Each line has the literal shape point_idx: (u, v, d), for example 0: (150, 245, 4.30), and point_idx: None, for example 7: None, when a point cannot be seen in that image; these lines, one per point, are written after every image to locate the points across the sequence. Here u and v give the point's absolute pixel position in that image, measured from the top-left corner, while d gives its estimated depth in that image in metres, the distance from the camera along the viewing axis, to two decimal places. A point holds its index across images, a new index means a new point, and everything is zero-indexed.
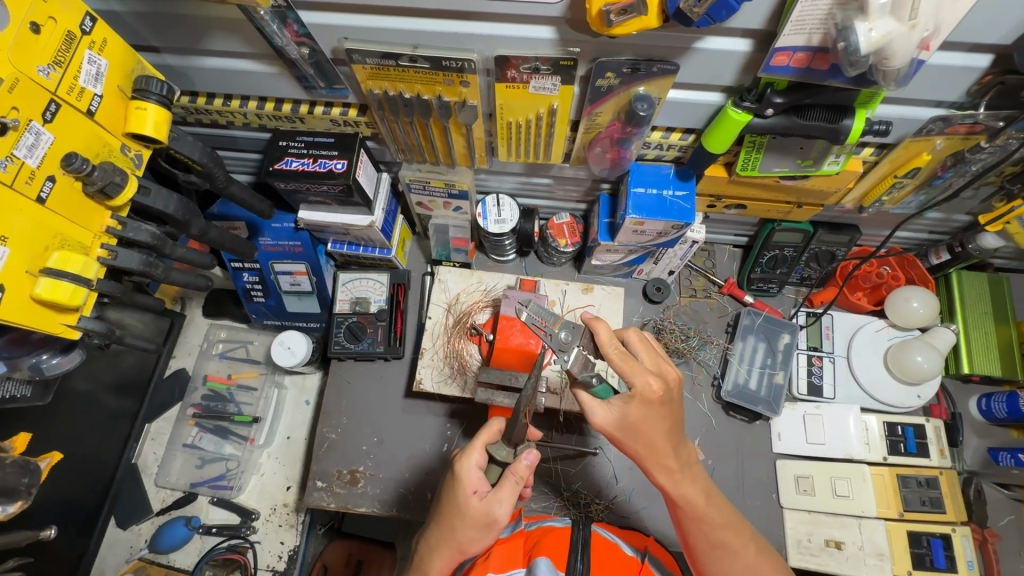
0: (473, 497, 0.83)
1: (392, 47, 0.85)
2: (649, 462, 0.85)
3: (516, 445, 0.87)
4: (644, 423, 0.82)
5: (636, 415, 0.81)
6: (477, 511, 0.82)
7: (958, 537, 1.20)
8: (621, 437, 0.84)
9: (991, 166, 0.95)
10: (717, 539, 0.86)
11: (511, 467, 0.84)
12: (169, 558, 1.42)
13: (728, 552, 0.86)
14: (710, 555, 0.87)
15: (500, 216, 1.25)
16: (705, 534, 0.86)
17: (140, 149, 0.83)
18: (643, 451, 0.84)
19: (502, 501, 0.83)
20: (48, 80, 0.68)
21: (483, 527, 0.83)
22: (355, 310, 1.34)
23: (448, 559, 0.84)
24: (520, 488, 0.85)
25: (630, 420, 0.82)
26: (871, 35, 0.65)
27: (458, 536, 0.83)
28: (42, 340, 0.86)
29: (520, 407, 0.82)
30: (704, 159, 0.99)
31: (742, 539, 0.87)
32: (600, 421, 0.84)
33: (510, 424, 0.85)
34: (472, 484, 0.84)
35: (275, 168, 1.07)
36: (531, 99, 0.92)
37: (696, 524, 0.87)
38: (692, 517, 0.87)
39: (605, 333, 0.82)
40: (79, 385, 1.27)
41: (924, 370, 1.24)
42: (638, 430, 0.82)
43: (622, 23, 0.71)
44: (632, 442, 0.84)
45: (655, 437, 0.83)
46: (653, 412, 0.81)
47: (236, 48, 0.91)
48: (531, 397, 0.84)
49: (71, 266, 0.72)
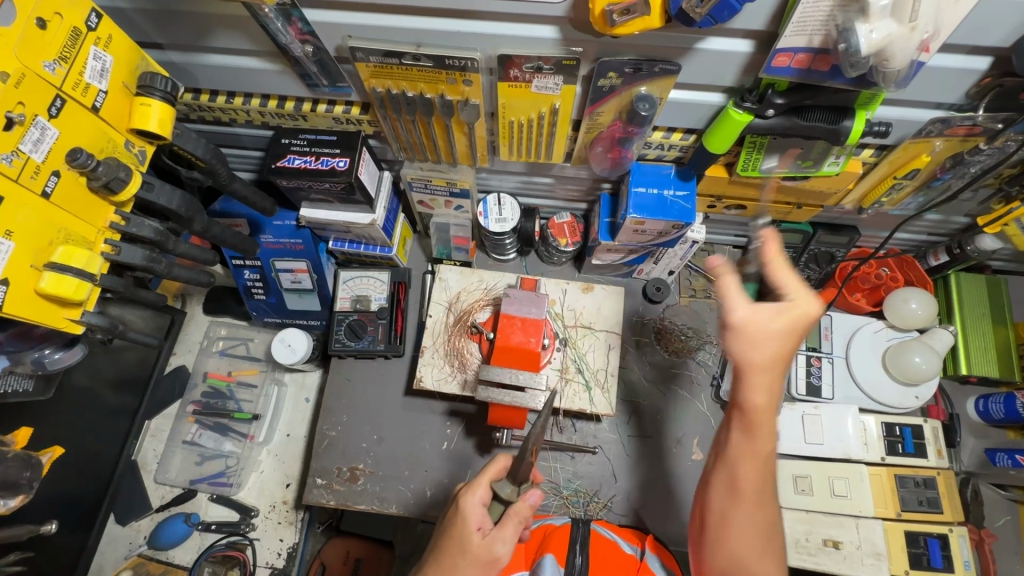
0: (477, 533, 0.82)
1: (396, 46, 0.85)
2: (744, 381, 0.77)
3: (521, 483, 0.86)
4: (772, 338, 0.75)
5: (779, 326, 0.75)
6: (480, 549, 0.81)
7: (955, 537, 1.20)
8: (744, 335, 0.76)
9: (989, 168, 0.95)
10: (752, 489, 0.79)
11: (515, 507, 0.84)
12: (168, 554, 1.42)
13: (757, 509, 0.79)
14: (737, 491, 0.80)
15: (501, 215, 1.26)
16: (747, 478, 0.79)
17: (144, 145, 0.83)
18: (752, 367, 0.76)
19: (504, 540, 0.82)
20: (54, 75, 0.69)
21: (485, 566, 0.81)
22: (356, 307, 1.34)
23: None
24: (520, 528, 0.85)
25: (771, 329, 0.75)
26: (871, 37, 0.66)
27: (460, 575, 0.80)
28: (45, 335, 0.87)
29: (528, 447, 0.81)
30: (705, 160, 0.99)
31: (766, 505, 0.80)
32: (735, 317, 0.76)
33: (517, 462, 0.84)
34: (476, 521, 0.83)
35: (277, 165, 1.08)
36: (534, 98, 0.92)
37: (743, 464, 0.79)
38: (750, 454, 0.79)
39: (775, 248, 0.77)
40: (80, 381, 1.27)
41: (921, 371, 1.24)
42: (759, 340, 0.75)
43: (624, 23, 0.71)
44: (752, 348, 0.76)
45: (763, 359, 0.76)
46: (789, 334, 0.75)
47: (241, 45, 0.91)
48: (538, 437, 0.81)
49: (75, 261, 0.73)
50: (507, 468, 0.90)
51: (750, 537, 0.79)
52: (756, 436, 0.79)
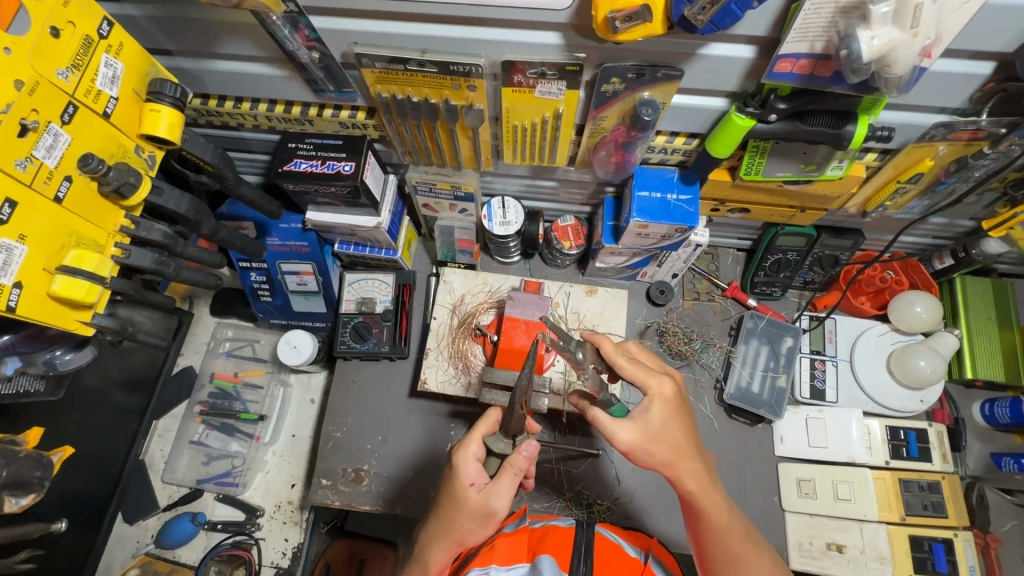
0: (471, 488, 0.84)
1: (401, 51, 0.86)
2: (670, 471, 0.86)
3: (514, 436, 0.89)
4: (664, 430, 0.84)
5: (658, 420, 0.84)
6: (475, 502, 0.83)
7: (960, 541, 1.20)
8: (647, 447, 0.83)
9: (994, 172, 0.95)
10: (739, 548, 0.86)
11: (510, 459, 0.85)
12: (175, 553, 1.44)
13: (750, 563, 0.86)
14: (729, 570, 0.86)
15: (505, 218, 1.26)
16: (725, 546, 0.87)
17: (153, 150, 0.84)
18: (670, 458, 0.85)
19: (499, 493, 0.83)
20: (67, 83, 0.70)
21: (482, 519, 0.83)
22: (361, 310, 1.36)
23: (447, 549, 0.85)
24: (518, 480, 0.85)
25: (654, 427, 0.83)
26: (873, 43, 0.66)
27: (457, 527, 0.84)
28: (56, 336, 0.88)
29: (516, 398, 0.84)
30: (708, 164, 1.00)
31: (757, 555, 0.87)
32: (622, 440, 0.83)
33: (506, 415, 0.86)
34: (469, 477, 0.85)
35: (284, 169, 1.09)
36: (537, 103, 0.93)
37: (715, 537, 0.87)
38: (715, 527, 0.87)
39: (611, 348, 0.87)
40: (89, 382, 1.29)
41: (927, 375, 1.24)
42: (656, 440, 0.84)
43: (627, 29, 0.71)
44: (659, 450, 0.84)
45: (671, 449, 0.84)
46: (666, 416, 0.84)
47: (248, 51, 0.93)
48: (526, 386, 0.84)
49: (86, 264, 0.74)
50: (500, 420, 0.90)
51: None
52: (706, 504, 0.87)
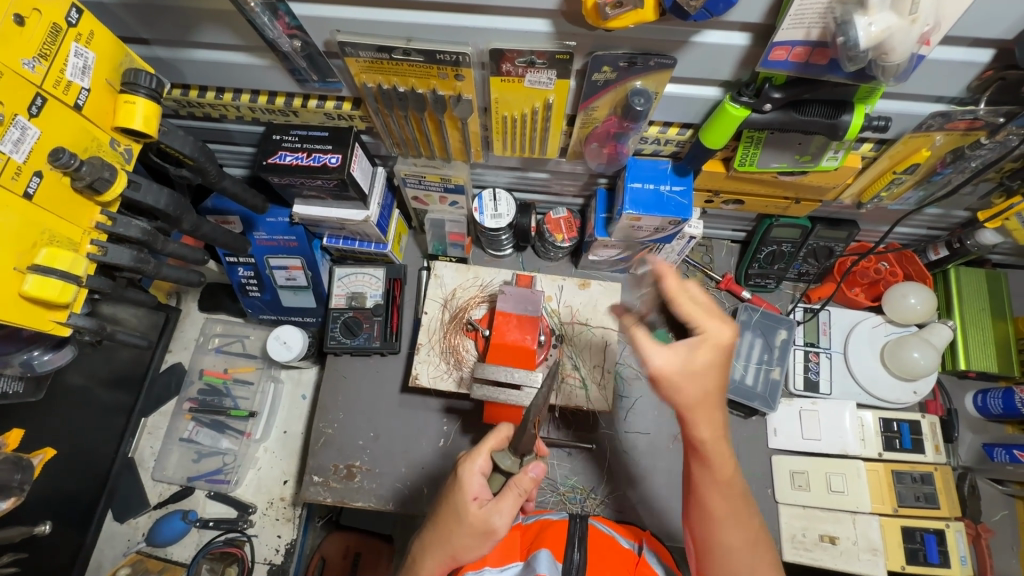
0: (474, 503, 0.82)
1: (385, 40, 0.84)
2: (687, 416, 0.81)
3: (522, 455, 0.85)
4: (699, 372, 0.80)
5: (701, 361, 0.80)
6: (476, 518, 0.81)
7: (951, 532, 1.19)
8: (681, 382, 0.80)
9: (990, 163, 0.94)
10: (725, 508, 0.82)
11: (515, 478, 0.83)
12: (167, 551, 1.42)
13: (733, 525, 0.82)
14: (705, 528, 0.83)
15: (497, 211, 1.24)
16: (717, 500, 0.82)
17: (130, 143, 0.82)
18: (696, 402, 0.80)
19: (502, 512, 0.82)
20: (33, 74, 0.67)
21: (481, 536, 0.81)
22: (351, 305, 1.34)
23: (440, 562, 0.83)
24: (521, 501, 0.84)
25: (695, 366, 0.79)
26: (870, 30, 0.64)
27: (454, 541, 0.82)
28: (33, 337, 0.86)
29: (530, 415, 0.81)
30: (701, 155, 0.98)
31: (740, 521, 0.82)
32: (657, 366, 0.81)
33: (518, 434, 0.83)
34: (473, 491, 0.83)
35: (268, 162, 1.06)
36: (527, 94, 0.91)
37: (712, 490, 0.82)
38: (716, 481, 0.82)
39: (674, 284, 0.82)
40: (74, 380, 1.27)
41: (920, 367, 1.24)
42: (690, 380, 0.80)
43: (618, 16, 0.69)
44: (690, 389, 0.80)
45: (699, 394, 0.80)
46: (712, 360, 0.80)
47: (228, 40, 0.90)
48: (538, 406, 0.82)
49: (59, 263, 0.71)
50: (509, 437, 0.88)
51: (742, 550, 0.81)
52: (716, 458, 0.82)
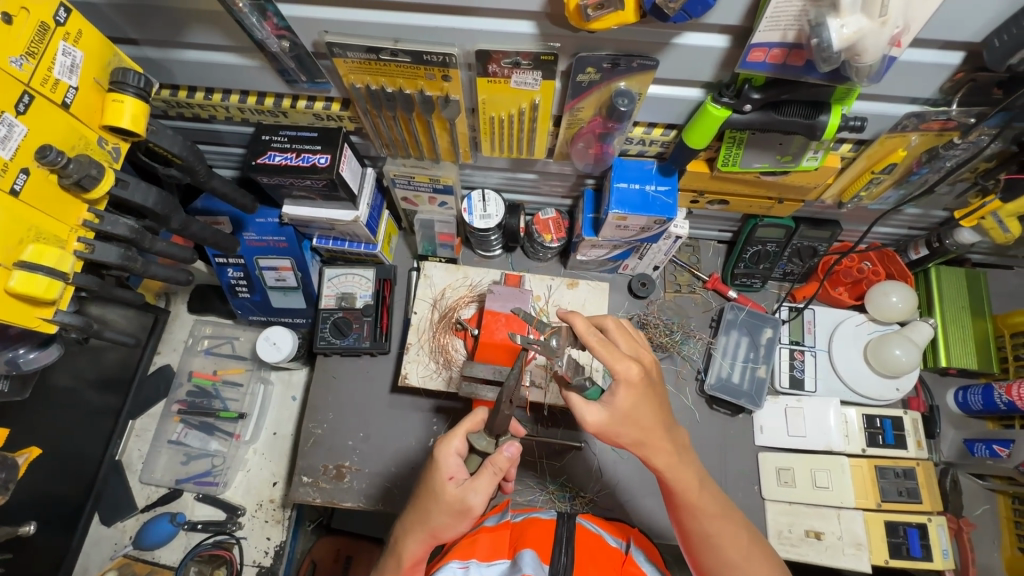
0: (450, 482, 0.83)
1: (373, 41, 0.85)
2: (646, 448, 0.85)
3: (498, 436, 0.87)
4: (633, 414, 0.82)
5: (626, 404, 0.81)
6: (453, 497, 0.82)
7: (934, 526, 1.21)
8: (616, 431, 0.82)
9: (964, 162, 0.97)
10: (714, 529, 0.87)
11: (491, 457, 0.84)
12: (154, 554, 1.41)
13: (725, 540, 0.87)
14: (708, 550, 0.88)
15: (486, 211, 1.26)
16: (701, 526, 0.88)
17: (117, 142, 0.82)
18: (647, 434, 0.84)
19: (478, 490, 0.82)
20: (21, 71, 0.68)
21: (457, 514, 0.83)
22: (341, 305, 1.34)
23: (420, 542, 0.84)
24: (498, 480, 0.84)
25: (621, 411, 0.81)
26: (842, 32, 0.66)
27: (431, 520, 0.83)
28: (20, 335, 0.86)
29: (502, 398, 0.83)
30: (686, 155, 1.00)
31: (735, 529, 0.88)
32: (594, 422, 0.82)
33: (492, 414, 0.86)
34: (449, 470, 0.84)
35: (258, 162, 1.07)
36: (513, 94, 0.92)
37: (690, 515, 0.88)
38: (686, 506, 0.88)
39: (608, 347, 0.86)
40: (60, 381, 1.26)
41: (902, 363, 1.26)
42: (628, 420, 0.82)
43: (599, 17, 0.71)
44: (629, 431, 0.83)
45: (643, 428, 0.83)
46: (631, 402, 0.81)
47: (216, 40, 0.91)
48: (514, 388, 0.84)
49: (45, 259, 0.72)
50: (486, 420, 0.89)
51: (739, 565, 0.86)
52: (682, 474, 0.87)
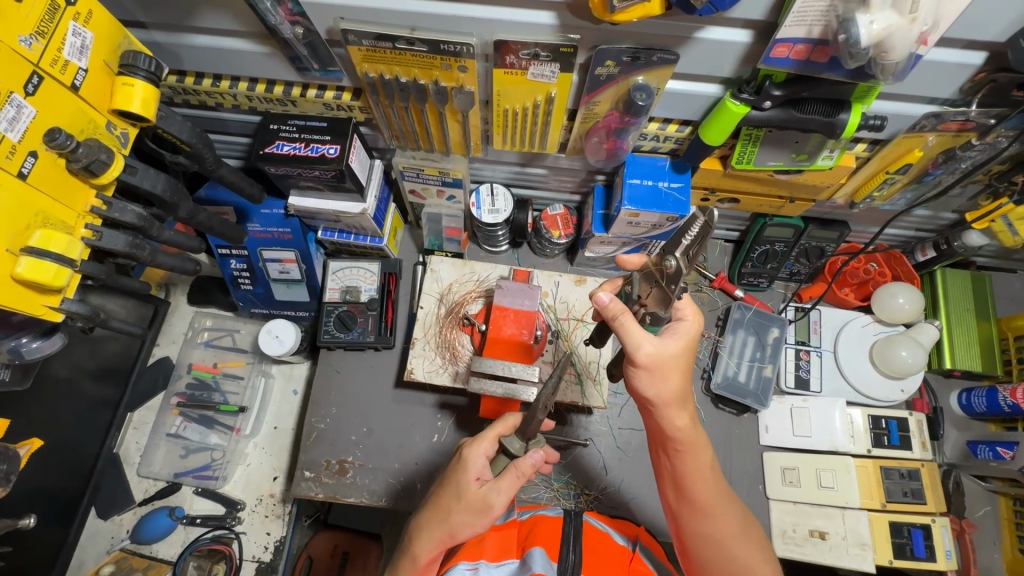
0: (474, 482, 0.83)
1: (389, 29, 0.83)
2: (660, 410, 0.84)
3: (529, 440, 0.86)
4: (669, 367, 0.82)
5: (674, 349, 0.81)
6: (474, 496, 0.82)
7: (938, 527, 1.21)
8: (653, 372, 0.81)
9: (980, 164, 0.97)
10: (709, 500, 0.85)
11: (517, 461, 0.83)
12: (152, 549, 1.39)
13: (720, 516, 0.85)
14: (698, 521, 0.85)
15: (494, 206, 1.25)
16: (704, 492, 0.85)
17: (127, 127, 0.80)
18: (667, 398, 0.83)
19: (501, 491, 0.82)
20: (30, 51, 0.66)
21: (478, 513, 0.81)
22: (345, 299, 1.32)
23: (435, 541, 0.83)
24: (520, 483, 0.84)
25: (669, 352, 0.81)
26: (872, 27, 0.65)
27: (452, 518, 0.82)
28: (22, 323, 0.83)
29: (539, 404, 0.80)
30: (701, 151, 0.99)
31: (729, 508, 0.86)
32: (642, 356, 0.80)
33: (526, 419, 0.84)
34: (475, 470, 0.84)
35: (265, 152, 1.05)
36: (530, 86, 0.91)
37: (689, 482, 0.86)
38: (685, 473, 0.86)
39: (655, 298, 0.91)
40: (58, 371, 1.24)
41: (908, 365, 1.26)
42: (664, 371, 0.81)
43: (624, 9, 0.70)
44: (658, 383, 0.82)
45: (670, 388, 0.82)
46: (685, 351, 0.83)
47: (228, 25, 0.89)
48: (550, 397, 0.80)
49: (53, 245, 0.70)
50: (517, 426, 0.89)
51: (732, 537, 0.84)
52: (689, 444, 0.85)
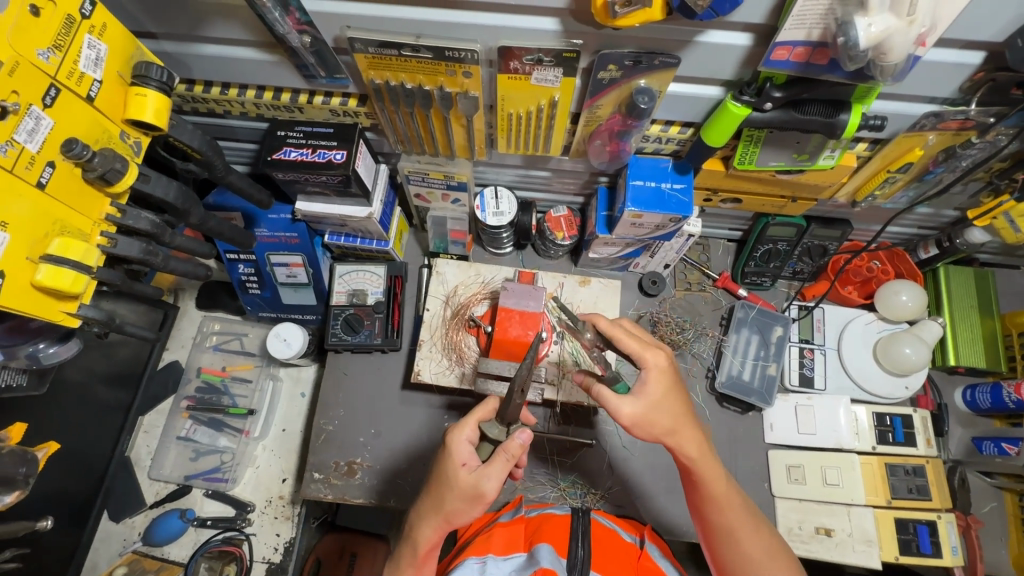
0: (462, 469, 0.84)
1: (395, 37, 0.85)
2: (671, 439, 0.88)
3: (510, 423, 0.86)
4: (661, 407, 0.86)
5: (656, 392, 0.86)
6: (466, 483, 0.83)
7: (943, 523, 1.22)
8: (647, 422, 0.86)
9: (980, 162, 0.98)
10: (728, 524, 0.88)
11: (503, 444, 0.84)
12: (164, 550, 1.41)
13: (748, 536, 0.87)
14: (728, 544, 0.88)
15: (499, 208, 1.26)
16: (725, 516, 0.88)
17: (139, 136, 0.82)
18: (672, 427, 0.87)
19: (491, 476, 0.83)
20: (48, 64, 0.67)
21: (470, 499, 0.83)
22: (352, 302, 1.34)
23: (435, 528, 0.85)
24: (510, 465, 0.84)
25: (652, 400, 0.85)
26: (870, 30, 0.66)
27: (446, 506, 0.83)
28: (38, 329, 0.85)
29: (515, 387, 0.80)
30: (703, 153, 1.00)
31: (753, 530, 0.88)
32: (624, 416, 0.85)
33: (504, 404, 0.84)
34: (462, 457, 0.85)
35: (273, 158, 1.06)
36: (533, 91, 0.92)
37: (711, 507, 0.89)
38: (709, 497, 0.89)
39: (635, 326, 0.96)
40: (71, 376, 1.25)
41: (912, 362, 1.27)
42: (656, 412, 0.86)
43: (626, 15, 0.71)
44: (661, 419, 0.86)
45: (670, 420, 0.86)
46: (668, 389, 0.86)
47: (236, 35, 0.90)
48: (526, 378, 0.81)
49: (72, 253, 0.72)
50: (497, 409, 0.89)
51: (758, 558, 0.86)
52: (705, 470, 0.88)
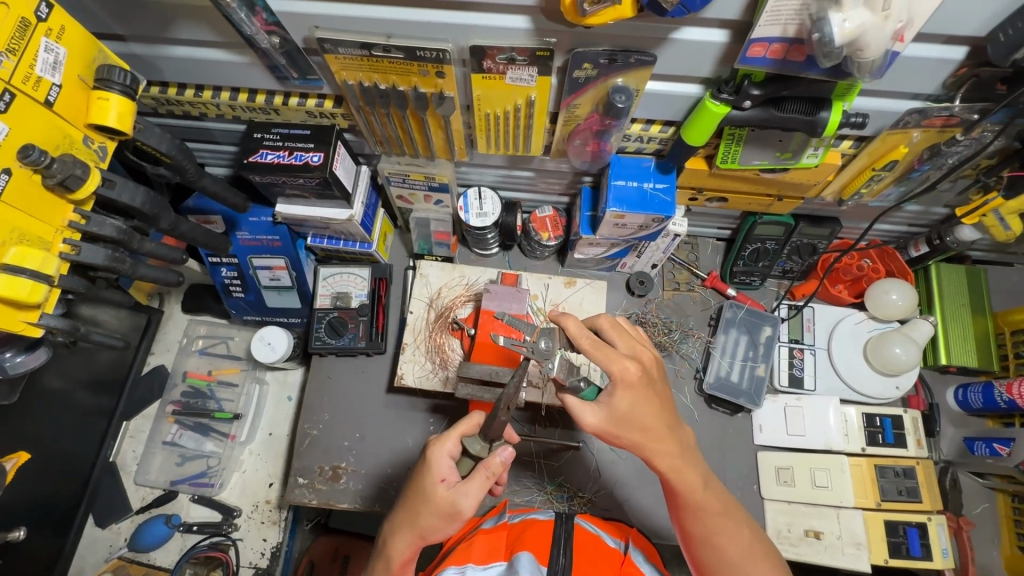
0: (441, 484, 0.83)
1: (366, 37, 0.83)
2: (645, 449, 0.84)
3: (492, 441, 0.87)
4: (629, 419, 0.82)
5: (624, 404, 0.82)
6: (443, 499, 0.81)
7: (934, 525, 1.20)
8: (616, 432, 0.83)
9: (966, 159, 0.96)
10: (706, 530, 0.86)
11: (484, 460, 0.83)
12: (150, 556, 1.41)
13: (726, 539, 0.85)
14: (706, 547, 0.87)
15: (482, 209, 1.24)
16: (702, 522, 0.86)
17: (104, 141, 0.81)
18: (645, 437, 0.83)
19: (469, 493, 0.81)
20: (1, 69, 0.66)
21: (446, 517, 0.81)
22: (336, 305, 1.33)
23: (408, 542, 0.83)
24: (490, 484, 0.83)
25: (620, 413, 0.82)
26: (845, 26, 0.65)
27: (420, 521, 0.82)
28: (7, 337, 0.84)
29: (500, 404, 0.82)
30: (685, 152, 0.98)
31: (732, 534, 0.86)
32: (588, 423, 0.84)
33: (488, 420, 0.85)
34: (441, 472, 0.84)
35: (249, 160, 1.04)
36: (509, 90, 0.91)
37: (689, 514, 0.87)
38: (686, 505, 0.86)
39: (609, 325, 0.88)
40: (51, 383, 1.24)
41: (902, 362, 1.25)
42: (626, 424, 0.82)
43: (596, 12, 0.69)
44: (628, 433, 0.83)
45: (642, 432, 0.83)
46: (637, 400, 0.82)
47: (205, 36, 0.89)
48: (514, 394, 0.83)
49: (29, 261, 0.71)
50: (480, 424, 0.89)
51: (738, 562, 0.85)
52: (681, 477, 0.85)
